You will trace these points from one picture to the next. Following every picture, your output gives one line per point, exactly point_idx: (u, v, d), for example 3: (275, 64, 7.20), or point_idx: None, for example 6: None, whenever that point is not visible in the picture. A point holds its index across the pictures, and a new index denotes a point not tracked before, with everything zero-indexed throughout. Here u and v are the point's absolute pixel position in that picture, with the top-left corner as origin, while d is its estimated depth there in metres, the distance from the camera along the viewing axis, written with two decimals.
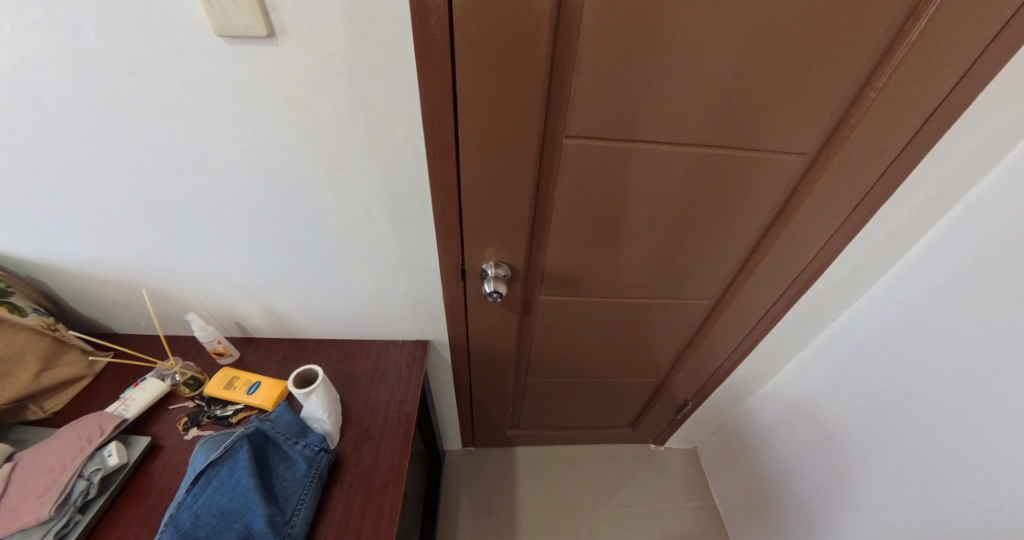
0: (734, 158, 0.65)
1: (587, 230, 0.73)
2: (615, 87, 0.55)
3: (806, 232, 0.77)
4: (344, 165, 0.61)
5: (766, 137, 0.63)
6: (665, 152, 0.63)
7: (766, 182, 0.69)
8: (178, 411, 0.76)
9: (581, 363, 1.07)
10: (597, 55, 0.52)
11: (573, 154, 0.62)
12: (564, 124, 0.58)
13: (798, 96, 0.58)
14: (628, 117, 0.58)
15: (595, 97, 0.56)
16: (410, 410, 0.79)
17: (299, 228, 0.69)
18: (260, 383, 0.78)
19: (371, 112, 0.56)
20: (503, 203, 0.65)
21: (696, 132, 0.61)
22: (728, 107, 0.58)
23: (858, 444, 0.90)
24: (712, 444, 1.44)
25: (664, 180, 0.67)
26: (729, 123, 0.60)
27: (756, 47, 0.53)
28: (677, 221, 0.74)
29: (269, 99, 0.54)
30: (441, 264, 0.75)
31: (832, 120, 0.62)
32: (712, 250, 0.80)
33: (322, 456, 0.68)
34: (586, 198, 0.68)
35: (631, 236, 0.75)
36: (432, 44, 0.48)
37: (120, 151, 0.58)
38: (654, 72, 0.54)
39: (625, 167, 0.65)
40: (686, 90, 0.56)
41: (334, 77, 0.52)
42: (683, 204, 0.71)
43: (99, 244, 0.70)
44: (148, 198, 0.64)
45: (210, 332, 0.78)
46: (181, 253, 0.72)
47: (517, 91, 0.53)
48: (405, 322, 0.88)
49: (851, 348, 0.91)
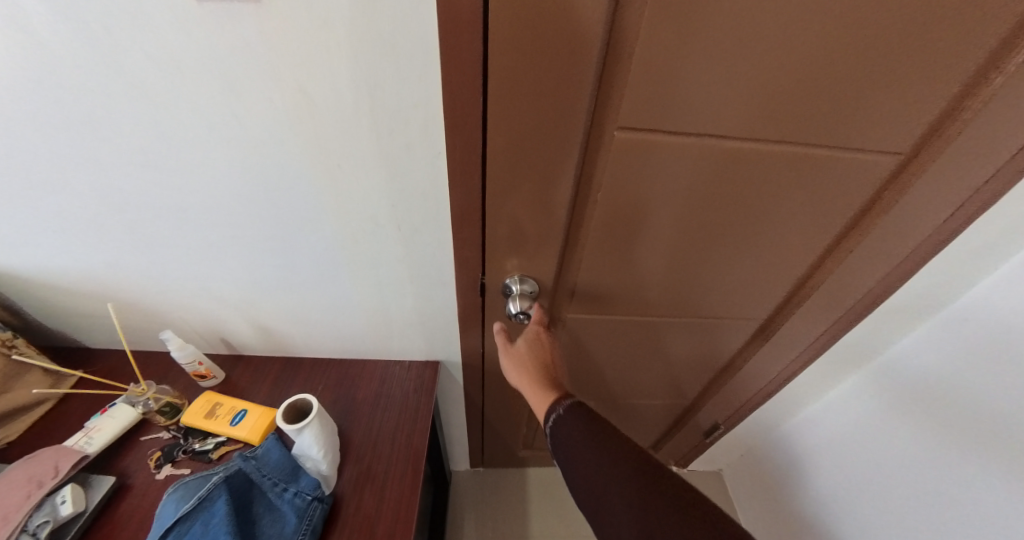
0: (809, 157, 0.54)
1: (629, 239, 0.62)
2: (682, 69, 0.44)
3: (887, 243, 0.67)
4: (347, 162, 0.51)
5: (858, 132, 0.52)
6: (730, 149, 0.52)
7: (846, 186, 0.59)
8: (150, 444, 0.66)
9: (607, 382, 0.97)
10: (669, 27, 0.41)
11: (622, 151, 0.51)
12: (615, 113, 0.47)
13: (900, 81, 0.48)
14: (696, 105, 0.47)
15: (657, 81, 0.44)
16: (418, 445, 0.68)
17: (295, 235, 0.59)
18: (246, 411, 0.68)
19: (380, 97, 0.45)
20: (533, 208, 0.54)
21: (775, 126, 0.50)
22: (818, 95, 0.48)
23: (920, 484, 0.78)
24: (740, 467, 1.32)
25: (728, 182, 0.56)
26: (814, 112, 0.49)
27: (869, 19, 0.42)
28: (730, 232, 0.63)
29: (254, 78, 0.43)
30: (457, 278, 0.64)
31: (940, 113, 0.52)
32: (767, 263, 0.70)
33: (315, 506, 0.58)
34: (632, 202, 0.57)
35: (680, 246, 0.65)
36: (459, 9, 0.38)
37: (75, 140, 0.48)
38: (737, 48, 0.43)
39: (684, 167, 0.53)
40: (773, 69, 0.45)
41: (333, 51, 0.41)
42: (745, 211, 0.60)
43: (61, 252, 0.60)
44: (114, 198, 0.54)
45: (191, 352, 0.68)
46: (156, 262, 0.62)
47: (561, 73, 0.42)
48: (413, 341, 0.77)
49: (915, 377, 0.79)
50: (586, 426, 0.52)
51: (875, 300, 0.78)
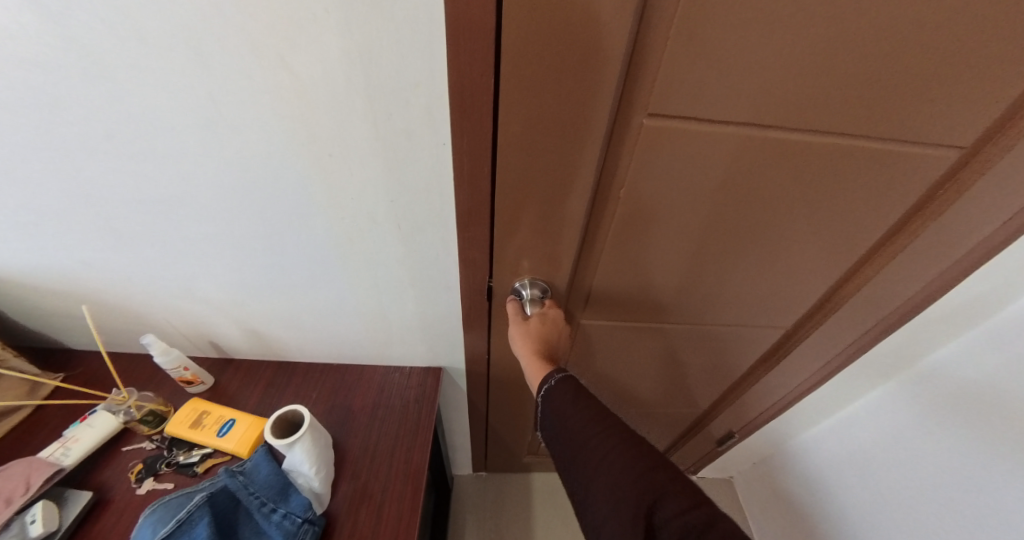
0: (864, 149, 0.48)
1: (652, 239, 0.57)
2: (731, 49, 0.38)
3: (938, 245, 0.62)
4: (339, 151, 0.45)
5: (919, 124, 0.46)
6: (777, 140, 0.46)
7: (896, 183, 0.53)
8: (131, 456, 0.61)
9: (618, 390, 0.91)
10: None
11: (650, 142, 0.45)
12: (645, 100, 0.41)
13: (979, 66, 0.41)
14: (738, 91, 0.41)
15: (697, 62, 0.38)
16: (419, 460, 0.63)
17: (286, 233, 0.54)
18: (235, 421, 0.63)
19: (377, 76, 0.40)
20: (548, 207, 0.49)
21: (827, 115, 0.44)
22: (882, 80, 0.42)
23: (947, 498, 0.74)
24: (752, 476, 1.27)
25: (766, 178, 0.50)
26: (872, 100, 0.43)
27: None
28: (765, 232, 0.58)
29: (234, 55, 0.38)
30: (462, 281, 0.59)
31: (1013, 104, 0.45)
32: (801, 266, 0.64)
33: (305, 529, 0.53)
34: (658, 199, 0.51)
35: (706, 248, 0.59)
36: None
37: (32, 122, 0.42)
38: (794, 25, 0.37)
39: (719, 161, 0.48)
40: (832, 51, 0.39)
41: (322, 20, 0.36)
42: (782, 210, 0.54)
43: (31, 249, 0.55)
44: (83, 190, 0.49)
45: (175, 357, 0.64)
46: (136, 260, 0.57)
47: (586, 53, 0.36)
48: (414, 346, 0.72)
49: (955, 386, 0.74)
50: (576, 407, 0.50)
51: (910, 307, 0.73)
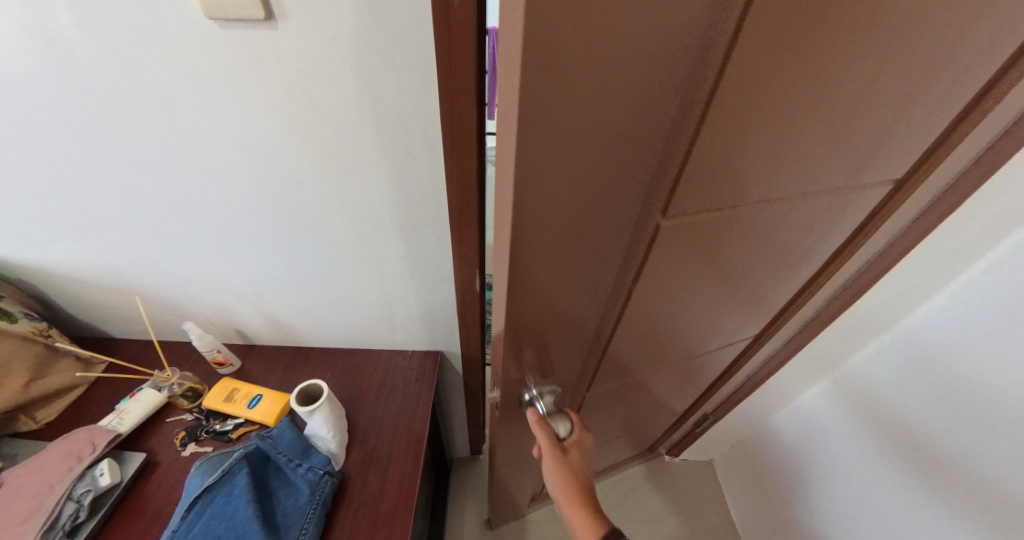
0: (842, 193, 0.49)
1: (660, 308, 0.53)
2: (753, 153, 0.34)
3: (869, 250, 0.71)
4: (351, 166, 0.55)
5: (878, 163, 0.47)
6: (778, 204, 0.44)
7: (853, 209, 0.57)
8: (175, 425, 0.72)
9: (618, 418, 0.92)
10: (752, 91, 0.28)
11: (668, 238, 0.40)
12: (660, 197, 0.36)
13: (935, 111, 0.43)
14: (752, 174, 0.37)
15: (717, 161, 0.33)
16: (421, 430, 0.74)
17: (305, 234, 0.64)
18: (261, 396, 0.74)
19: (383, 106, 0.49)
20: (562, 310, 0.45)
21: (823, 173, 0.42)
22: (873, 134, 0.40)
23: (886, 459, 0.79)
24: (732, 457, 1.37)
25: (762, 235, 0.48)
26: (857, 152, 0.42)
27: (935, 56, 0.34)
28: (753, 273, 0.58)
29: (270, 92, 0.48)
30: (455, 274, 0.69)
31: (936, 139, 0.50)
32: (776, 284, 0.66)
33: (325, 481, 0.63)
34: (670, 277, 0.47)
35: (704, 298, 0.58)
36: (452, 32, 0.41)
37: (108, 147, 0.53)
38: (803, 115, 0.33)
39: (727, 233, 0.44)
40: (839, 121, 0.36)
41: (340, 66, 0.46)
42: (771, 251, 0.54)
43: (90, 249, 0.66)
44: (138, 200, 0.59)
45: (209, 341, 0.74)
46: (177, 257, 0.67)
47: (599, 175, 0.30)
48: (415, 332, 0.82)
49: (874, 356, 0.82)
50: None
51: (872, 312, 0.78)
